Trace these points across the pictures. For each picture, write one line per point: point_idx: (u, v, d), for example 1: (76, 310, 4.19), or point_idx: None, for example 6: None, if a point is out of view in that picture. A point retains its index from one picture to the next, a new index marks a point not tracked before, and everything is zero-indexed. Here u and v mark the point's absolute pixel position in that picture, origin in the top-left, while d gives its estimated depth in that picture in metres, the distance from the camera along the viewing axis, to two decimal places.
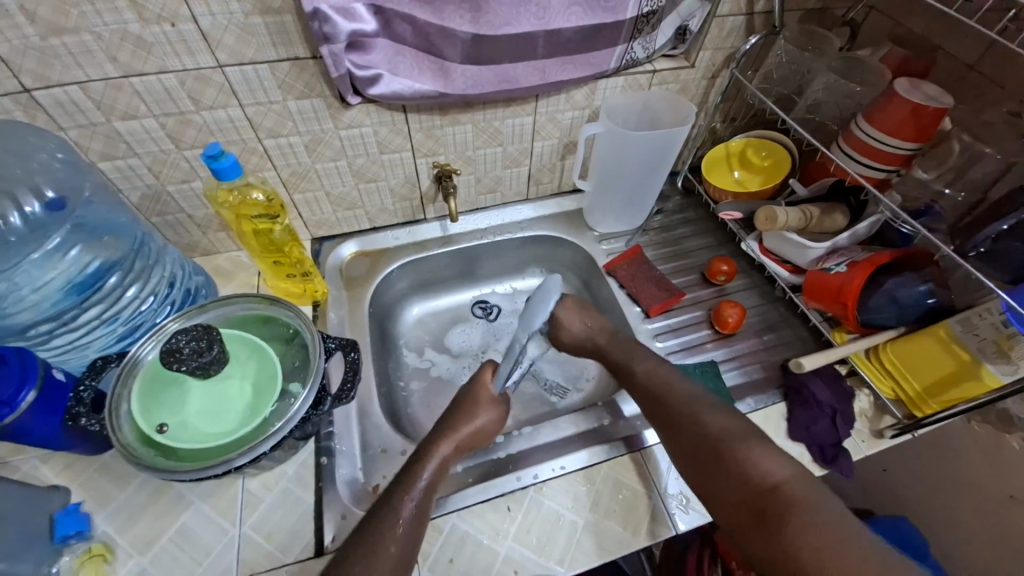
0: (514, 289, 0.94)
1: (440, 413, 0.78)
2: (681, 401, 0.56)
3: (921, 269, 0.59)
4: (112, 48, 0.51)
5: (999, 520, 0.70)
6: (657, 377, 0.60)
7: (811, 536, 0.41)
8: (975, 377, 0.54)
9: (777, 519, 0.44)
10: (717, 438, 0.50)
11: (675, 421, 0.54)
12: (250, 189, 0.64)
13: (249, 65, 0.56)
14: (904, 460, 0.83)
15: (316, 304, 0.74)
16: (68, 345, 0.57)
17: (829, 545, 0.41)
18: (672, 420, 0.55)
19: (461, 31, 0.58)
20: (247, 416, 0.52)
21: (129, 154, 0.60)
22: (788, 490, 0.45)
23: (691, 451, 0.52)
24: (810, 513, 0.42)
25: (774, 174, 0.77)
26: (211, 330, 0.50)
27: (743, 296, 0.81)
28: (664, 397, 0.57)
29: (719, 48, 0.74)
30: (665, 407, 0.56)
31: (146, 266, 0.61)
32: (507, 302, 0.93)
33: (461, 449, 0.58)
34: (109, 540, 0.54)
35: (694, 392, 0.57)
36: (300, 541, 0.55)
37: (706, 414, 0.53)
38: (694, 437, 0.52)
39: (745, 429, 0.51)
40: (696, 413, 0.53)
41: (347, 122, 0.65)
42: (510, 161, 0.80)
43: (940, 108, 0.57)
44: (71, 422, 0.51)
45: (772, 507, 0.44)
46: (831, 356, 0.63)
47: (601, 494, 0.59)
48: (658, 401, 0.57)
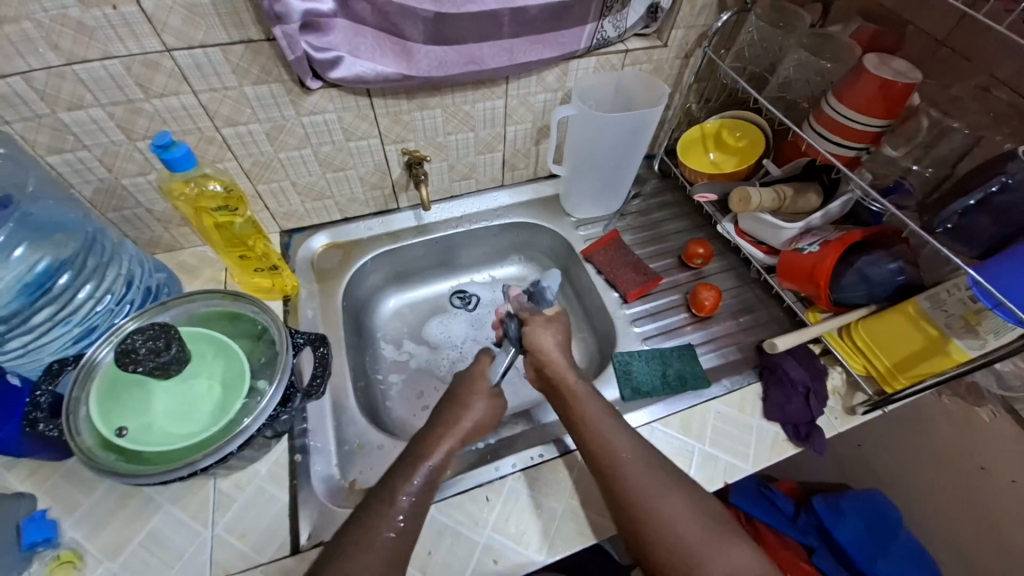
0: (493, 278, 0.92)
1: (421, 405, 0.77)
2: (655, 485, 0.51)
3: (891, 246, 0.59)
4: (52, 35, 0.48)
5: (971, 490, 0.72)
6: (624, 451, 0.54)
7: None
8: (944, 352, 0.54)
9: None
10: (703, 531, 0.49)
11: (655, 514, 0.50)
12: (206, 179, 0.61)
13: (199, 49, 0.53)
14: (878, 435, 0.84)
15: (286, 299, 0.72)
16: (24, 347, 0.54)
17: None
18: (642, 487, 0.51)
19: (422, 10, 0.56)
20: (213, 417, 0.50)
21: (78, 146, 0.57)
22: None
23: (674, 552, 0.48)
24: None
25: (748, 156, 0.77)
26: (168, 328, 0.48)
27: (720, 278, 0.81)
28: (635, 479, 0.52)
29: (692, 26, 0.73)
30: (641, 493, 0.51)
31: (100, 263, 0.59)
32: (486, 291, 0.91)
33: (465, 442, 0.58)
34: (77, 546, 0.52)
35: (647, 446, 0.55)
36: (275, 540, 0.54)
37: (684, 504, 0.51)
38: (679, 535, 0.49)
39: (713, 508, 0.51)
40: (675, 504, 0.50)
41: (309, 108, 0.63)
42: (483, 146, 0.78)
43: (909, 84, 0.57)
44: (28, 428, 0.49)
45: None
46: (804, 335, 0.64)
47: (580, 480, 0.59)
48: (637, 480, 0.52)
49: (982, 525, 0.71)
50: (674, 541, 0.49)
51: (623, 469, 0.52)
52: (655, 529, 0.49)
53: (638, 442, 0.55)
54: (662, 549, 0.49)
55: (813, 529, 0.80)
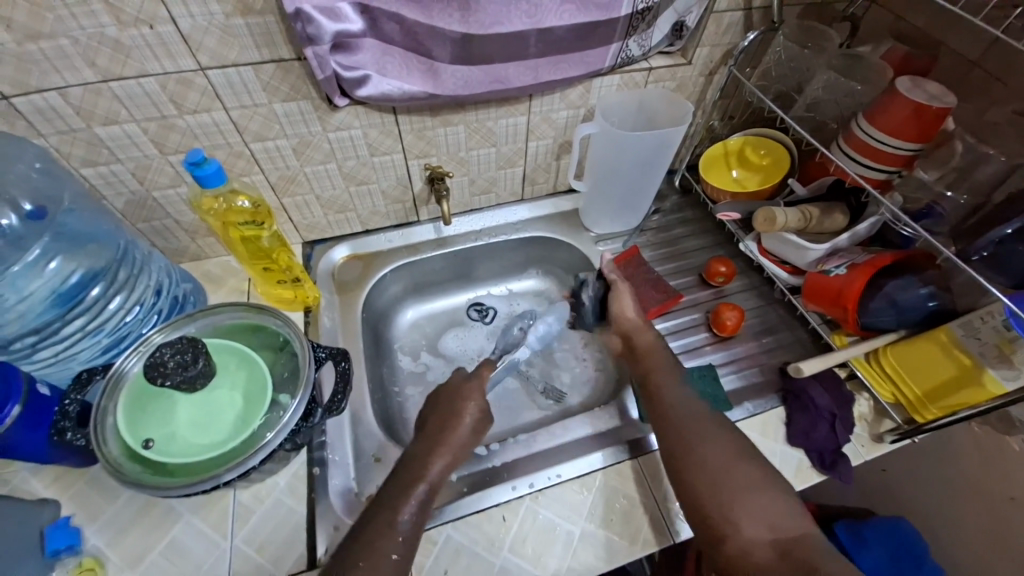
0: (511, 291, 0.92)
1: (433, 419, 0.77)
2: (700, 432, 0.55)
3: (923, 272, 0.58)
4: (90, 52, 0.49)
5: (1000, 521, 0.69)
6: (687, 411, 0.58)
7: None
8: (978, 382, 0.53)
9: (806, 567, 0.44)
10: (741, 476, 0.51)
11: (699, 455, 0.53)
12: (235, 195, 0.62)
13: (232, 68, 0.54)
14: (904, 461, 0.82)
15: (307, 310, 0.73)
16: (54, 357, 0.56)
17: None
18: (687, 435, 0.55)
19: (450, 31, 0.56)
20: (237, 430, 0.51)
21: (112, 159, 0.58)
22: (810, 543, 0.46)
23: (713, 491, 0.50)
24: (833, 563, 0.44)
25: (772, 174, 0.76)
26: (196, 342, 0.49)
27: (742, 298, 0.80)
28: (685, 423, 0.56)
29: (717, 45, 0.72)
30: (689, 438, 0.55)
31: (131, 275, 0.60)
32: (503, 304, 0.91)
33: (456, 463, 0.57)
34: (99, 554, 0.53)
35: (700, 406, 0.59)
36: (293, 553, 0.54)
37: (727, 453, 0.53)
38: (719, 474, 0.51)
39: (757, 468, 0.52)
40: (717, 451, 0.53)
41: (336, 124, 0.63)
42: (504, 161, 0.78)
43: (944, 107, 0.56)
44: (57, 436, 0.50)
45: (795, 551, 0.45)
46: (830, 360, 0.63)
47: (643, 487, 0.59)
48: (685, 427, 0.56)
49: (1012, 558, 0.68)
50: (712, 479, 0.51)
51: (680, 417, 0.57)
52: (699, 466, 0.52)
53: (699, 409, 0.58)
54: (701, 487, 0.51)
55: None
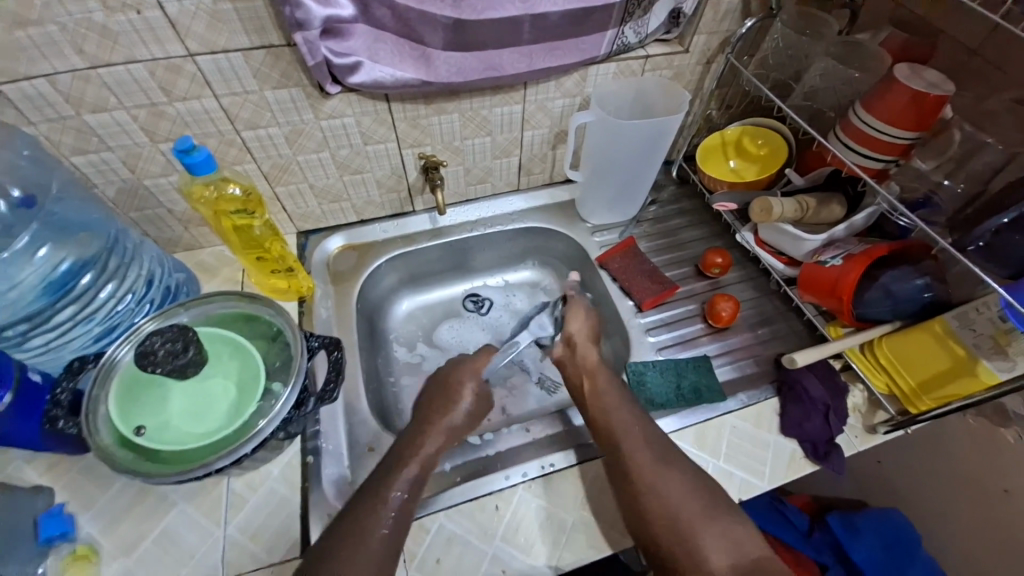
0: (508, 283, 0.92)
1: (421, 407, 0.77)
2: (653, 460, 0.54)
3: (918, 262, 0.58)
4: (77, 38, 0.48)
5: (995, 513, 0.69)
6: (636, 434, 0.56)
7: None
8: (972, 373, 0.53)
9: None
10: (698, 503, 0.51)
11: (658, 483, 0.52)
12: (225, 183, 0.62)
13: (221, 53, 0.54)
14: (898, 453, 0.82)
15: (301, 300, 0.73)
16: (46, 346, 0.55)
17: None
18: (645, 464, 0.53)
19: (442, 16, 0.56)
20: (229, 418, 0.51)
21: (102, 147, 0.58)
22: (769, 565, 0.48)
23: (672, 525, 0.50)
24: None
25: (769, 164, 0.75)
26: (187, 330, 0.49)
27: (738, 289, 0.79)
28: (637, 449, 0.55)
29: (715, 32, 0.72)
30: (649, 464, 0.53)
31: (122, 264, 0.59)
32: (500, 296, 0.91)
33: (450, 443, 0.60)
34: (93, 541, 0.53)
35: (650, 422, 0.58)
36: (285, 542, 0.54)
37: (682, 481, 0.52)
38: (681, 503, 0.51)
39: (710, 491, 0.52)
40: (674, 479, 0.52)
41: (328, 111, 0.63)
42: (500, 150, 0.78)
43: (942, 95, 0.55)
44: (49, 425, 0.50)
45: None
46: (826, 351, 0.62)
47: None
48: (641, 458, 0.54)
49: (1005, 550, 0.68)
50: (674, 510, 0.50)
51: (632, 441, 0.55)
52: (660, 498, 0.51)
53: (648, 431, 0.57)
54: (661, 519, 0.50)
55: (828, 546, 0.78)
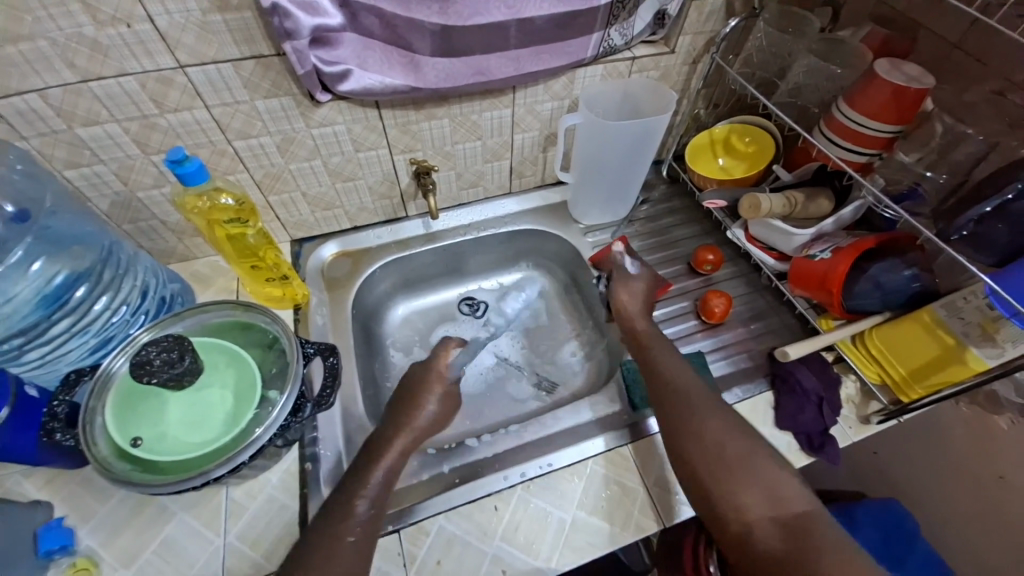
0: (516, 293, 0.91)
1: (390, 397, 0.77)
2: (699, 408, 0.56)
3: (905, 253, 0.59)
4: (68, 53, 0.49)
5: (988, 500, 0.71)
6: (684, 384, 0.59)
7: (836, 557, 0.44)
8: (960, 360, 0.54)
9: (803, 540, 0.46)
10: (742, 448, 0.52)
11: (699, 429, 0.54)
12: (218, 193, 0.62)
13: (211, 64, 0.54)
14: (893, 444, 0.83)
15: (296, 307, 0.73)
16: (42, 359, 0.56)
17: (849, 564, 0.43)
18: (686, 415, 0.56)
19: (429, 22, 0.57)
20: (227, 426, 0.51)
21: (95, 160, 0.58)
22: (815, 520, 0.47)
23: (710, 464, 0.52)
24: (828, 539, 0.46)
25: (757, 161, 0.76)
26: (182, 340, 0.49)
27: (730, 285, 0.80)
28: (682, 401, 0.57)
29: (700, 32, 0.73)
30: (692, 411, 0.56)
31: (116, 276, 0.60)
32: (510, 307, 0.90)
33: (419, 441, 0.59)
34: (93, 554, 0.53)
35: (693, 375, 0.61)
36: (286, 549, 0.54)
37: (725, 426, 0.54)
38: (723, 446, 0.52)
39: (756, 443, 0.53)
40: (716, 424, 0.54)
41: (319, 120, 0.63)
42: (490, 154, 0.78)
43: (922, 89, 0.56)
44: (47, 438, 0.50)
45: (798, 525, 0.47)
46: (817, 343, 0.63)
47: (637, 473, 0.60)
48: (684, 406, 0.57)
49: (1002, 536, 0.69)
50: (715, 451, 0.52)
51: (677, 392, 0.58)
52: (700, 440, 0.53)
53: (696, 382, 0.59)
54: (700, 460, 0.52)
55: None
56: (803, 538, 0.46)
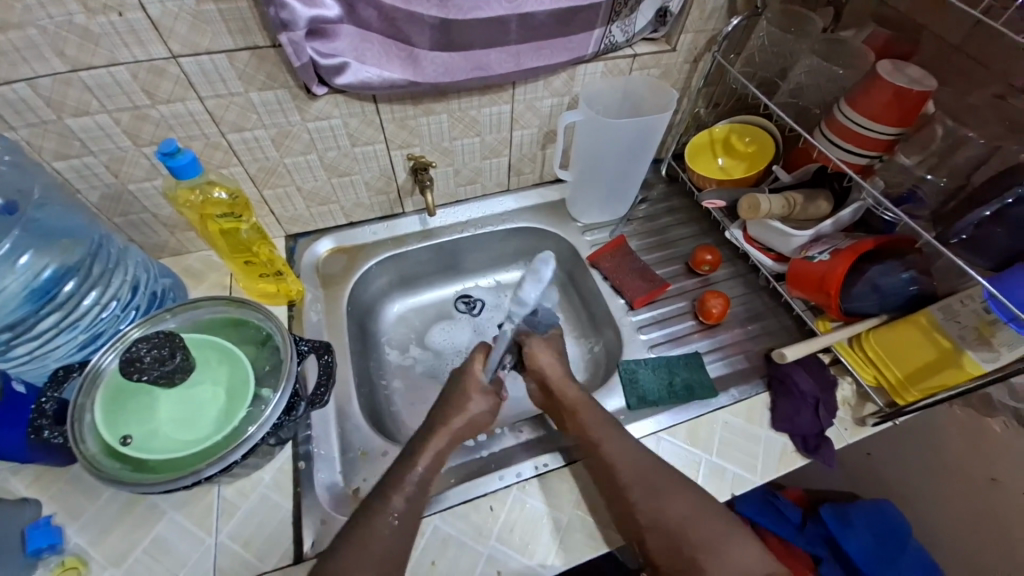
0: (533, 277, 0.62)
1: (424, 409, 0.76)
2: (651, 488, 0.53)
3: (904, 256, 0.59)
4: (57, 41, 0.48)
5: (981, 502, 0.71)
6: (627, 459, 0.55)
7: None
8: (957, 364, 0.53)
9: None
10: (702, 533, 0.50)
11: (657, 516, 0.52)
12: (211, 187, 0.60)
13: (206, 55, 0.53)
14: (886, 446, 0.83)
15: (291, 304, 0.72)
16: (30, 354, 0.54)
17: None
18: (636, 505, 0.53)
19: (428, 16, 0.56)
20: (219, 424, 0.50)
21: (85, 152, 0.57)
22: None
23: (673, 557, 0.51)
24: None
25: (757, 162, 0.76)
26: (173, 336, 0.48)
27: (728, 285, 0.80)
28: (633, 483, 0.54)
29: (701, 31, 0.72)
30: (641, 494, 0.53)
31: (106, 270, 0.58)
32: (531, 296, 0.62)
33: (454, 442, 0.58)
34: (82, 552, 0.52)
35: (634, 443, 0.57)
36: (278, 549, 0.53)
37: (682, 505, 0.52)
38: (683, 532, 0.51)
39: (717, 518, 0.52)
40: (674, 506, 0.52)
41: (315, 113, 0.62)
42: (489, 150, 0.78)
43: (924, 92, 0.56)
44: (34, 435, 0.49)
45: None
46: (815, 345, 0.63)
47: None
48: (634, 486, 0.54)
49: (994, 537, 0.69)
50: (677, 539, 0.51)
51: (621, 472, 0.55)
52: (658, 528, 0.51)
53: (640, 455, 0.56)
54: (663, 553, 0.51)
55: (821, 539, 0.77)
56: None
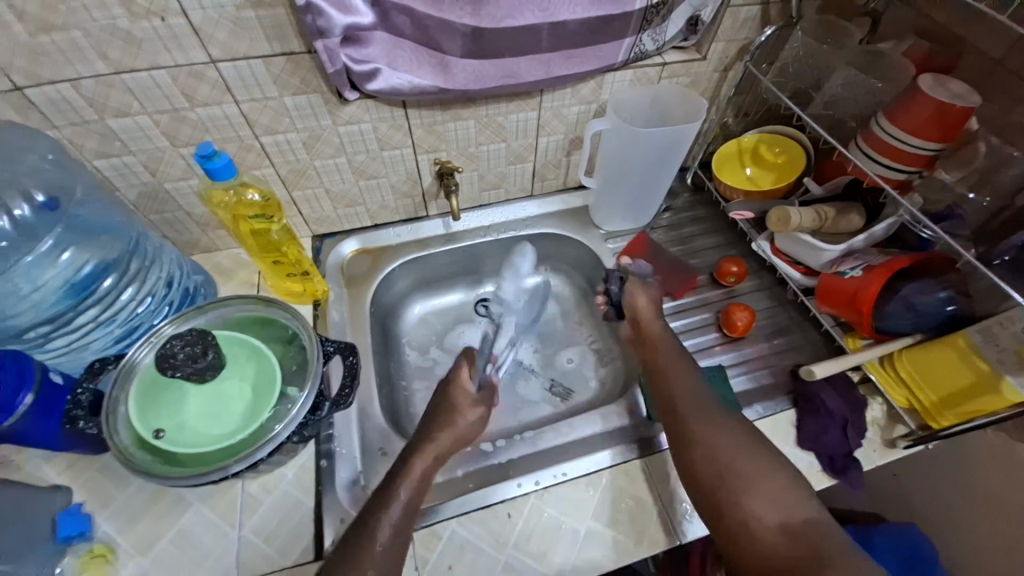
0: None
1: None
2: (706, 416, 0.54)
3: (942, 275, 0.57)
4: (102, 44, 0.49)
5: (1010, 531, 0.68)
6: (690, 392, 0.58)
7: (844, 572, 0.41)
8: (995, 390, 0.52)
9: (809, 548, 0.44)
10: (748, 460, 0.50)
11: (707, 436, 0.52)
12: (245, 188, 0.63)
13: (243, 60, 0.54)
14: (915, 467, 0.81)
15: (316, 303, 0.73)
16: (67, 347, 0.57)
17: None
18: (690, 428, 0.54)
19: (460, 24, 0.56)
20: (246, 421, 0.51)
21: (124, 152, 0.59)
22: (822, 530, 0.45)
23: (710, 473, 0.50)
24: (842, 552, 0.43)
25: (786, 173, 0.75)
26: (205, 334, 0.49)
27: (753, 298, 0.79)
28: (696, 409, 0.55)
29: (733, 39, 0.71)
30: (698, 419, 0.54)
31: (142, 267, 0.60)
32: None
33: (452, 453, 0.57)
34: (110, 540, 0.54)
35: (701, 382, 0.59)
36: (299, 544, 0.54)
37: (733, 434, 0.52)
38: (728, 453, 0.51)
39: (769, 455, 0.51)
40: (725, 431, 0.53)
41: (346, 117, 0.63)
42: (514, 156, 0.78)
43: (968, 106, 0.55)
44: (70, 425, 0.50)
45: (804, 532, 0.45)
46: (845, 363, 0.61)
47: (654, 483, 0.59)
48: (691, 412, 0.55)
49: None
50: (716, 456, 0.51)
51: (680, 396, 0.57)
52: (704, 447, 0.52)
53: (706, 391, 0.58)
54: (702, 466, 0.51)
55: None
56: (813, 549, 0.43)
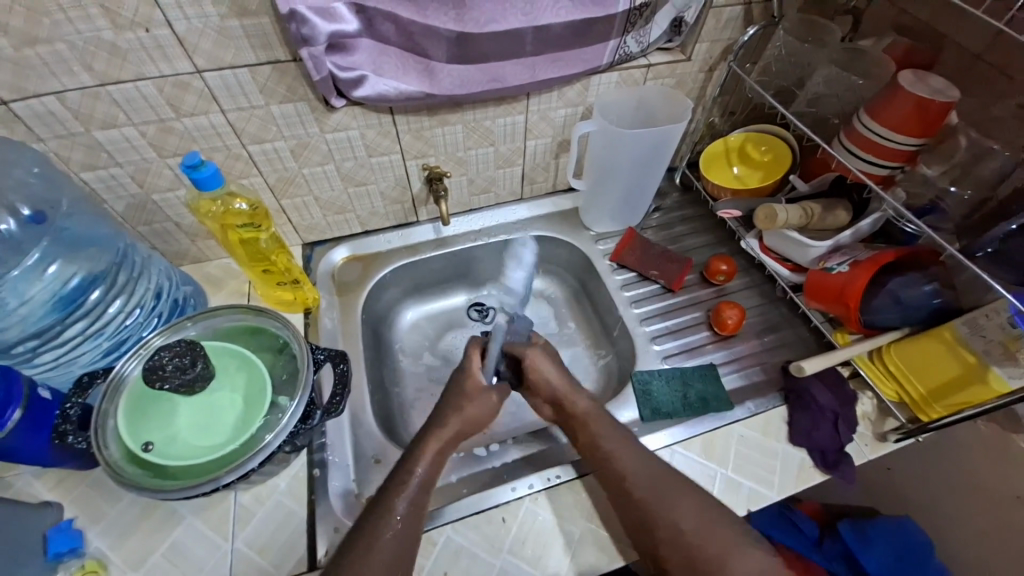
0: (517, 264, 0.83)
1: None
2: (657, 491, 0.52)
3: (926, 269, 0.58)
4: (86, 56, 0.49)
5: (1004, 521, 0.68)
6: (633, 460, 0.55)
7: None
8: (982, 380, 0.52)
9: None
10: (712, 537, 0.49)
11: (667, 518, 0.50)
12: (232, 198, 0.63)
13: (228, 70, 0.54)
14: (907, 460, 0.81)
15: (307, 311, 0.73)
16: (55, 362, 0.56)
17: None
18: (644, 510, 0.52)
19: (445, 29, 0.56)
20: (238, 431, 0.51)
21: (111, 163, 0.59)
22: None
23: (682, 562, 0.49)
24: None
25: (773, 171, 0.75)
26: (195, 345, 0.49)
27: (743, 296, 0.79)
28: (646, 488, 0.53)
29: (717, 40, 0.72)
30: (650, 498, 0.52)
31: (131, 279, 0.60)
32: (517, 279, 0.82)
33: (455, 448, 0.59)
34: (102, 556, 0.53)
35: (639, 447, 0.56)
36: (293, 555, 0.54)
37: (693, 506, 0.51)
38: (692, 537, 0.49)
39: (725, 521, 0.50)
40: (682, 508, 0.51)
41: (333, 125, 0.63)
42: (503, 160, 0.78)
43: (946, 103, 0.55)
44: (58, 439, 0.50)
45: None
46: (834, 358, 0.62)
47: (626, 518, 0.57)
48: (642, 487, 0.53)
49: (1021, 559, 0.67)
50: (682, 540, 0.49)
51: (624, 470, 0.54)
52: (666, 533, 0.50)
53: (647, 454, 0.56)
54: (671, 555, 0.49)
55: (839, 556, 0.76)
56: None
